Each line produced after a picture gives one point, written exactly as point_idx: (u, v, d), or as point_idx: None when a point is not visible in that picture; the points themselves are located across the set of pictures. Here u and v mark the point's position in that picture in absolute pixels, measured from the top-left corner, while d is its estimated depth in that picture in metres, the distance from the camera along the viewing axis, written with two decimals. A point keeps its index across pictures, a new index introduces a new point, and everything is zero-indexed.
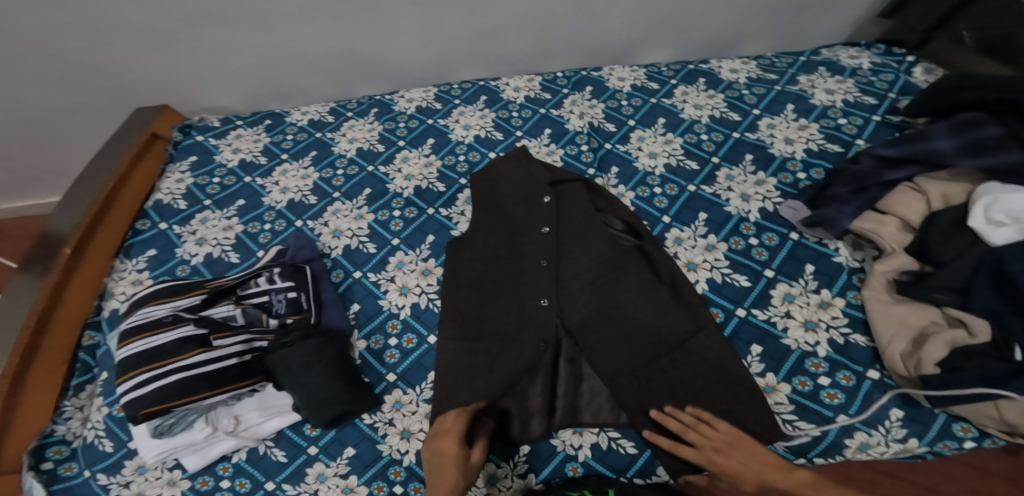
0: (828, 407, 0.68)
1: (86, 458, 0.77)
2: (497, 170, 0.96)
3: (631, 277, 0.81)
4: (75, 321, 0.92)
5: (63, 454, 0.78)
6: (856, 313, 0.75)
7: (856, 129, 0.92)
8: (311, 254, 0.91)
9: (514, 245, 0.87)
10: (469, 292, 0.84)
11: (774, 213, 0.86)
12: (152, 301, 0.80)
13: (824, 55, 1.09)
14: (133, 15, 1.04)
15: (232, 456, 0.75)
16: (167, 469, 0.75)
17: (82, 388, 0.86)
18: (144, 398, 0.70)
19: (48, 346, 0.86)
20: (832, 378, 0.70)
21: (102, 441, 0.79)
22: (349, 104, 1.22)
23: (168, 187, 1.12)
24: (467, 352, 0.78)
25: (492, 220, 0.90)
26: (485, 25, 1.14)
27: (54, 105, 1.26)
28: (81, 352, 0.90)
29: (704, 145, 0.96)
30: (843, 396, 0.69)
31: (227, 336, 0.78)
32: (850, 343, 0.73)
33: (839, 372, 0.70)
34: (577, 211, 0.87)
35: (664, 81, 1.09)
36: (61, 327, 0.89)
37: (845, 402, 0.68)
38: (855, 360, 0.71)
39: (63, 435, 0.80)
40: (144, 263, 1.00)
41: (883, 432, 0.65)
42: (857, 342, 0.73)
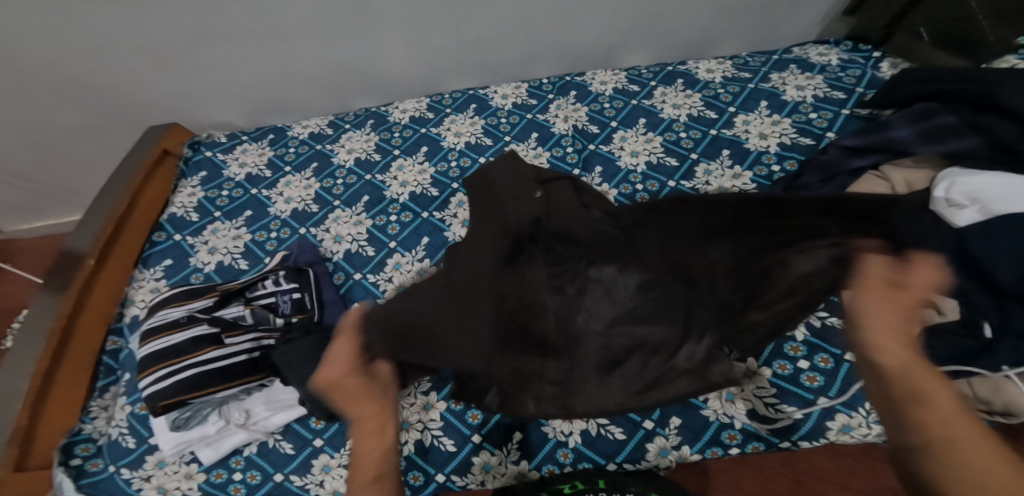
0: (808, 390, 0.74)
1: (111, 454, 0.84)
2: None
3: None
4: (99, 327, 0.99)
5: (90, 451, 0.85)
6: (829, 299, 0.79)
7: (826, 122, 0.96)
8: (312, 258, 0.97)
9: None
10: None
11: None
12: (169, 304, 0.86)
13: (796, 53, 1.15)
14: (140, 38, 1.12)
15: (243, 449, 0.81)
16: (185, 462, 0.80)
17: (106, 389, 0.92)
18: (163, 391, 0.76)
19: (74, 350, 0.94)
20: (810, 361, 0.75)
21: (125, 438, 0.85)
22: (347, 117, 1.29)
23: (180, 201, 1.19)
24: None
25: None
26: (469, 37, 1.20)
27: (72, 127, 1.35)
28: (105, 356, 0.97)
29: (682, 142, 1.00)
30: (822, 379, 0.74)
31: (238, 335, 0.83)
32: (827, 326, 0.78)
33: (818, 355, 0.76)
34: None
35: (644, 83, 1.14)
36: (85, 333, 0.97)
37: (824, 384, 0.73)
38: (832, 343, 0.76)
39: (90, 433, 0.87)
40: (161, 272, 1.08)
41: (863, 413, 0.70)
42: (834, 325, 0.78)
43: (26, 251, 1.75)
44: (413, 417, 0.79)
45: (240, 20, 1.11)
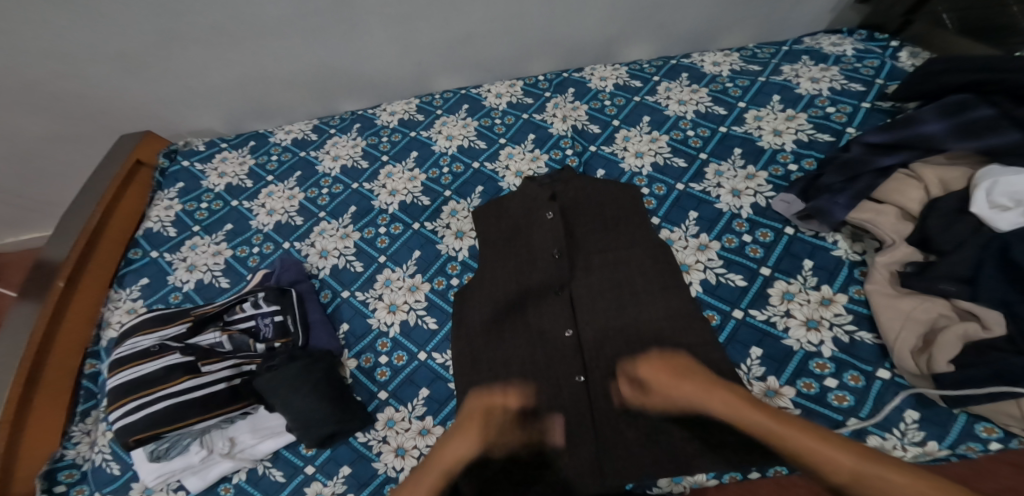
0: (837, 410, 0.63)
1: (96, 480, 0.77)
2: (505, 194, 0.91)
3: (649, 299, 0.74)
4: (76, 349, 0.91)
5: (74, 477, 0.78)
6: (859, 309, 0.69)
7: (845, 117, 0.89)
8: (296, 276, 0.90)
9: (519, 243, 0.83)
10: (478, 307, 0.78)
11: (767, 208, 0.81)
12: (139, 331, 0.79)
13: (807, 43, 1.08)
14: (105, 39, 1.05)
15: (232, 476, 0.74)
16: (171, 491, 0.74)
17: (87, 414, 0.85)
18: (134, 425, 0.69)
19: (50, 375, 0.85)
20: (839, 379, 0.65)
21: (109, 464, 0.78)
22: (332, 121, 1.21)
23: (156, 215, 1.12)
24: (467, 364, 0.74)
25: (498, 229, 0.86)
26: (459, 32, 1.13)
27: (43, 136, 1.28)
28: (84, 380, 0.89)
29: (691, 141, 0.93)
30: (852, 398, 0.63)
31: (216, 362, 0.76)
32: (856, 341, 0.67)
33: (846, 372, 0.65)
34: (588, 219, 0.84)
35: (646, 78, 1.07)
36: (62, 355, 0.89)
37: (854, 404, 0.63)
38: (862, 358, 0.66)
39: (73, 459, 0.80)
40: (138, 292, 1.00)
41: (898, 435, 0.60)
42: (863, 340, 0.67)
43: (7, 266, 1.67)
44: (409, 443, 0.72)
45: (211, 18, 1.03)
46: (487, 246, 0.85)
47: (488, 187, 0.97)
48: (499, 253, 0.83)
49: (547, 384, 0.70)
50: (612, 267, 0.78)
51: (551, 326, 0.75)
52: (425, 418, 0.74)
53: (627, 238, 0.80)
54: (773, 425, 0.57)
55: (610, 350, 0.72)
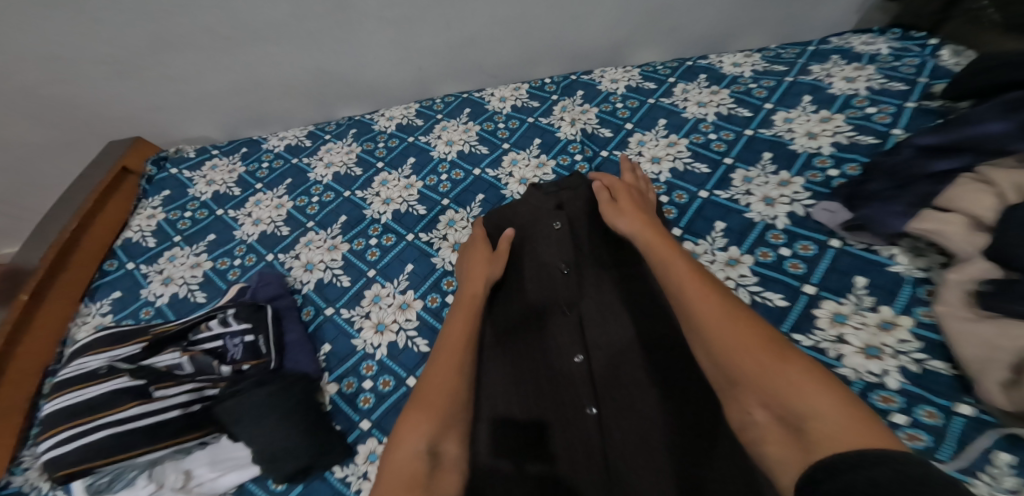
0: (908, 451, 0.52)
1: None
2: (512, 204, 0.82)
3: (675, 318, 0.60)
4: (36, 368, 0.82)
5: None
6: (930, 335, 0.58)
7: (889, 118, 0.80)
8: (276, 291, 0.81)
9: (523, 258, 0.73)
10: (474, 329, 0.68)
11: (806, 218, 0.72)
12: (90, 350, 0.70)
13: (835, 43, 1.00)
14: (91, 43, 0.99)
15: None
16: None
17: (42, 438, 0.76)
18: (65, 457, 0.60)
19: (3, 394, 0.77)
20: (909, 416, 0.54)
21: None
22: (328, 126, 1.14)
23: (138, 224, 1.05)
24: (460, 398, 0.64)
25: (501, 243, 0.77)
26: (461, 35, 1.06)
27: (30, 145, 1.23)
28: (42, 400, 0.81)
29: (713, 145, 0.85)
30: (927, 438, 0.52)
31: (168, 387, 0.67)
32: (927, 371, 0.56)
33: (919, 408, 0.54)
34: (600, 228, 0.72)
35: (661, 80, 0.99)
36: (20, 373, 0.80)
37: (931, 445, 0.52)
38: (936, 392, 0.55)
39: (19, 487, 0.71)
40: (108, 306, 0.92)
41: (989, 484, 0.48)
42: (937, 371, 0.56)
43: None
44: None
45: (199, 20, 0.97)
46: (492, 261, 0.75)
47: (489, 195, 0.88)
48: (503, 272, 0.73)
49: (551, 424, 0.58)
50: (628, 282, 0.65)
51: (557, 347, 0.63)
52: None
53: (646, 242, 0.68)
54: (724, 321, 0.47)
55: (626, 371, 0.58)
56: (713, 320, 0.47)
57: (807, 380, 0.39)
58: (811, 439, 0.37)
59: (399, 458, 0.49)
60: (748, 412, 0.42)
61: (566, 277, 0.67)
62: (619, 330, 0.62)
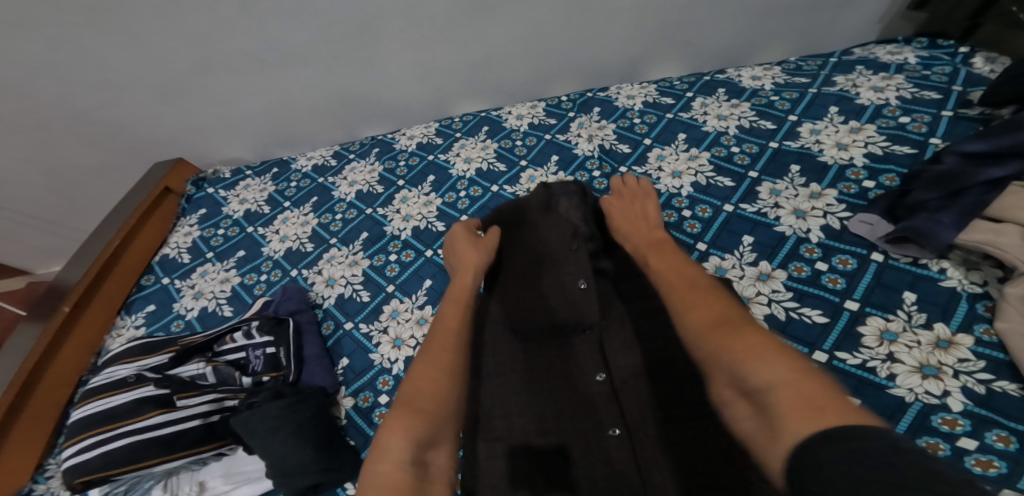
0: (979, 479, 0.46)
1: None
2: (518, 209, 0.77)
3: None
4: (69, 379, 0.87)
5: None
6: (994, 354, 0.53)
7: (925, 127, 0.76)
8: (296, 306, 0.83)
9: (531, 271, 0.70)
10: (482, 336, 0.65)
11: (842, 231, 0.68)
12: (119, 360, 0.73)
13: (858, 54, 0.97)
14: (138, 70, 1.06)
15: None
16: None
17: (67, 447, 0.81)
18: (86, 464, 0.62)
19: (37, 405, 0.81)
20: (978, 440, 0.48)
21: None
22: (352, 146, 1.18)
23: (175, 241, 1.10)
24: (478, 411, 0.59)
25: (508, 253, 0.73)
26: (479, 55, 1.08)
27: (83, 167, 1.32)
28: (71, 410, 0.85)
29: (737, 158, 0.82)
30: (1004, 465, 0.46)
31: (192, 397, 0.68)
32: (995, 393, 0.50)
33: (988, 432, 0.48)
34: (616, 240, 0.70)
35: (679, 94, 0.98)
36: (54, 384, 0.85)
37: (1009, 473, 0.46)
38: (1008, 415, 0.49)
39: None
40: (142, 318, 0.97)
41: None
42: (1006, 392, 0.50)
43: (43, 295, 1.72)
44: None
45: (235, 46, 1.03)
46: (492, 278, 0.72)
47: None
48: (502, 288, 0.70)
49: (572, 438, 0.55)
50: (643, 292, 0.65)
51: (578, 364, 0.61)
52: None
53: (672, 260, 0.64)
54: (691, 295, 0.49)
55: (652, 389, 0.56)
56: (686, 306, 0.48)
57: (761, 352, 0.39)
58: (772, 415, 0.35)
59: (386, 468, 0.43)
60: (720, 393, 0.42)
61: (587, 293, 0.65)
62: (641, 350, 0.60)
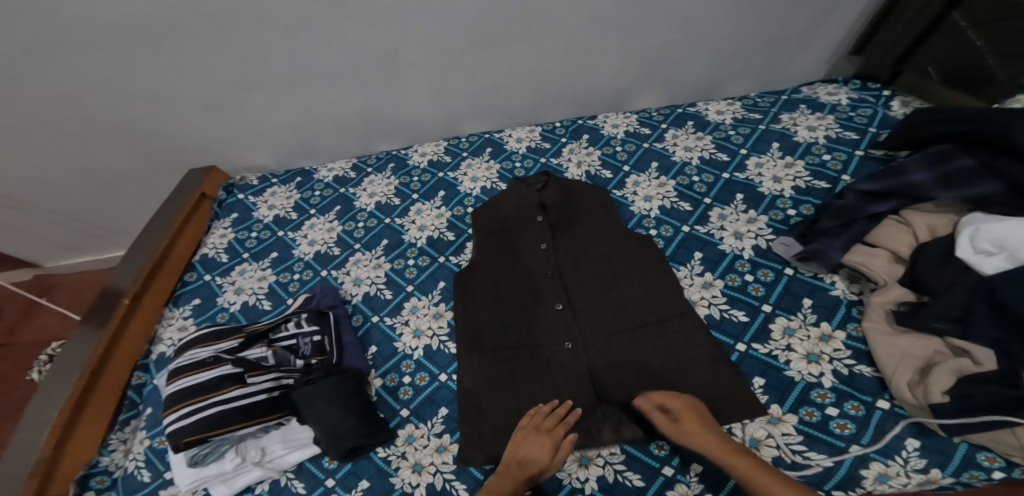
0: (839, 437, 0.67)
1: (126, 487, 0.86)
2: (503, 210, 1.04)
3: (634, 289, 0.86)
4: (129, 362, 1.03)
5: (104, 484, 0.87)
6: (858, 345, 0.74)
7: (841, 165, 0.96)
8: (333, 301, 1.00)
9: (519, 262, 0.95)
10: (486, 309, 0.90)
11: (768, 250, 0.88)
12: (197, 345, 0.90)
13: (805, 92, 1.15)
14: (187, 88, 1.19)
15: (256, 487, 0.82)
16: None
17: (127, 423, 0.95)
18: (186, 428, 0.78)
19: (103, 387, 0.96)
20: (840, 408, 0.69)
21: (141, 472, 0.87)
22: (370, 160, 1.34)
23: (213, 242, 1.25)
24: (492, 363, 0.84)
25: (496, 246, 0.98)
26: (485, 83, 1.25)
27: (118, 171, 1.44)
28: (129, 390, 1.00)
29: (696, 186, 1.01)
30: (854, 427, 0.67)
31: (260, 374, 0.86)
32: (855, 373, 0.72)
33: (847, 402, 0.69)
34: (580, 233, 0.97)
35: (655, 126, 1.16)
36: (117, 367, 1.00)
37: (856, 432, 0.67)
38: (862, 390, 0.70)
39: (106, 466, 0.89)
40: (189, 310, 1.12)
41: (901, 462, 0.63)
42: (863, 373, 0.72)
43: (61, 285, 1.91)
44: (426, 459, 0.79)
45: (277, 70, 1.17)
46: (493, 263, 0.96)
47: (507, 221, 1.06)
48: (498, 273, 0.94)
49: (559, 378, 0.81)
50: (598, 262, 0.92)
51: (553, 337, 0.85)
52: (443, 436, 0.81)
53: (616, 262, 0.90)
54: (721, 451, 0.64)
55: (617, 358, 0.81)
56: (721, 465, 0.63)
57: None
58: None
59: None
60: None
61: (555, 276, 0.92)
62: (600, 313, 0.86)
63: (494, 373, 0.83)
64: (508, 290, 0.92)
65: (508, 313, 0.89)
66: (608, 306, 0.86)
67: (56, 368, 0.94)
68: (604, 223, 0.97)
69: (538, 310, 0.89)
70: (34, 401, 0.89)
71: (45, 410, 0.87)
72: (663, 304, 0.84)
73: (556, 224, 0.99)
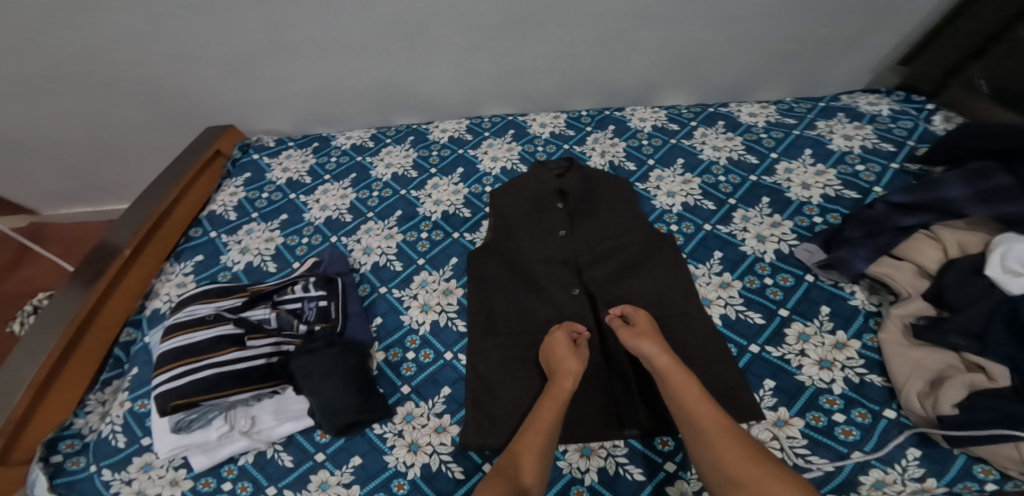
0: (842, 443, 0.65)
1: (96, 452, 0.82)
2: (524, 192, 1.01)
3: (650, 284, 0.84)
4: (117, 319, 1.01)
5: (74, 447, 0.83)
6: (871, 355, 0.73)
7: (873, 177, 0.94)
8: (342, 268, 0.99)
9: (537, 246, 0.93)
10: (500, 293, 0.89)
11: (789, 255, 0.86)
12: (198, 300, 0.88)
13: (844, 101, 1.13)
14: (212, 46, 1.17)
15: (240, 457, 0.80)
16: (173, 468, 0.79)
17: (109, 383, 0.93)
18: (177, 390, 0.77)
19: (90, 341, 0.95)
20: (847, 415, 0.67)
21: (116, 436, 0.84)
22: (388, 132, 1.32)
23: (221, 200, 1.23)
24: (504, 346, 0.84)
25: (514, 229, 0.96)
26: (515, 65, 1.22)
27: (131, 125, 1.42)
28: (116, 348, 0.98)
29: (721, 186, 0.99)
30: (858, 433, 0.65)
31: (260, 338, 0.84)
32: (866, 382, 0.70)
33: (854, 409, 0.68)
34: (599, 223, 0.95)
35: (684, 123, 1.14)
36: (105, 323, 0.98)
37: (860, 439, 0.65)
38: (871, 398, 0.68)
39: (79, 429, 0.85)
40: (191, 267, 1.10)
41: (899, 470, 0.61)
42: (873, 382, 0.70)
43: (58, 236, 1.89)
44: (423, 439, 0.77)
45: (306, 35, 1.14)
46: (511, 244, 0.95)
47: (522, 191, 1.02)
48: (516, 255, 0.93)
49: None
50: (615, 254, 0.89)
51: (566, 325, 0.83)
52: (442, 416, 0.79)
53: (633, 254, 0.88)
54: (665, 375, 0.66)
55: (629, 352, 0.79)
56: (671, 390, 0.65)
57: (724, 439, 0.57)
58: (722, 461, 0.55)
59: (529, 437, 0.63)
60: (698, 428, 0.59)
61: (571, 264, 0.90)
62: (615, 305, 0.84)
63: (505, 353, 0.83)
64: (524, 273, 0.90)
65: (524, 298, 0.88)
66: (621, 298, 0.84)
67: (38, 322, 0.91)
68: (623, 214, 0.95)
69: (551, 296, 0.87)
70: (12, 353, 0.86)
71: (23, 364, 0.84)
72: (674, 303, 0.82)
73: (575, 211, 0.97)
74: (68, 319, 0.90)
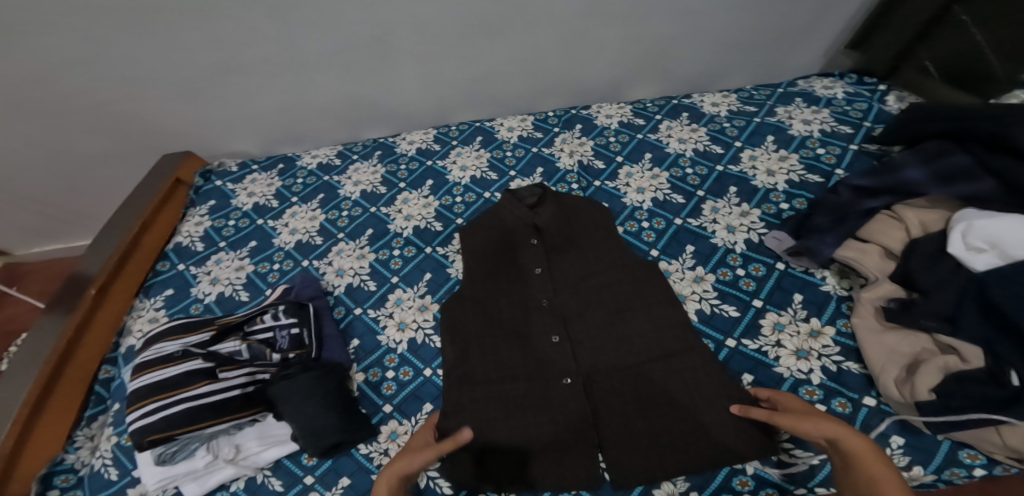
0: None
1: (92, 485, 0.81)
2: (496, 227, 0.95)
3: (642, 317, 0.78)
4: (95, 356, 0.96)
5: (69, 482, 0.81)
6: (847, 342, 0.73)
7: (835, 159, 0.95)
8: (314, 292, 0.97)
9: (513, 286, 0.87)
10: (477, 342, 0.81)
11: (760, 244, 0.87)
12: (164, 338, 0.85)
13: (801, 86, 1.14)
14: (165, 68, 1.13)
15: (230, 485, 0.78)
16: None
17: (94, 419, 0.89)
18: (151, 426, 0.74)
19: (70, 376, 0.91)
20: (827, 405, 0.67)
21: (108, 469, 0.82)
22: (355, 147, 1.29)
23: (186, 230, 1.19)
24: (487, 395, 0.75)
25: (487, 268, 0.90)
26: (479, 70, 1.21)
27: (89, 154, 1.36)
28: (96, 385, 0.93)
29: (689, 179, 0.99)
30: None
31: (232, 369, 0.82)
32: (843, 370, 0.70)
33: (834, 399, 0.68)
34: (576, 256, 0.89)
35: (649, 116, 1.13)
36: (82, 360, 0.94)
37: None
38: (850, 386, 0.69)
39: (72, 464, 0.83)
40: (161, 302, 1.06)
41: None
42: (850, 370, 0.70)
43: (24, 274, 1.82)
44: None
45: (262, 53, 1.11)
46: (486, 286, 0.87)
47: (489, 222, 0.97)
48: (490, 297, 0.86)
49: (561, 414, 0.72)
50: (598, 289, 0.84)
51: (552, 370, 0.76)
52: None
53: (620, 291, 0.82)
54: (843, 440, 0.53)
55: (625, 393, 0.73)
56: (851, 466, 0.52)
57: None
58: None
59: None
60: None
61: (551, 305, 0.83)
62: (604, 344, 0.78)
63: (484, 406, 0.74)
64: (502, 314, 0.83)
65: (503, 343, 0.80)
66: (615, 340, 0.78)
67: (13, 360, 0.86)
68: (603, 243, 0.90)
69: (531, 343, 0.80)
70: None
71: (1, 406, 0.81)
72: (669, 339, 0.76)
73: (551, 243, 0.92)
74: (47, 352, 0.87)
